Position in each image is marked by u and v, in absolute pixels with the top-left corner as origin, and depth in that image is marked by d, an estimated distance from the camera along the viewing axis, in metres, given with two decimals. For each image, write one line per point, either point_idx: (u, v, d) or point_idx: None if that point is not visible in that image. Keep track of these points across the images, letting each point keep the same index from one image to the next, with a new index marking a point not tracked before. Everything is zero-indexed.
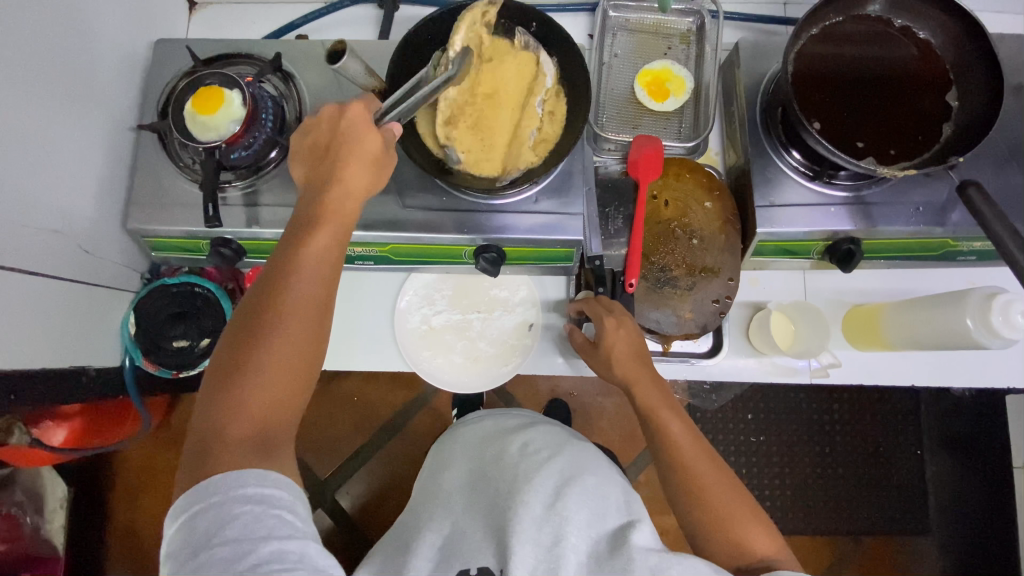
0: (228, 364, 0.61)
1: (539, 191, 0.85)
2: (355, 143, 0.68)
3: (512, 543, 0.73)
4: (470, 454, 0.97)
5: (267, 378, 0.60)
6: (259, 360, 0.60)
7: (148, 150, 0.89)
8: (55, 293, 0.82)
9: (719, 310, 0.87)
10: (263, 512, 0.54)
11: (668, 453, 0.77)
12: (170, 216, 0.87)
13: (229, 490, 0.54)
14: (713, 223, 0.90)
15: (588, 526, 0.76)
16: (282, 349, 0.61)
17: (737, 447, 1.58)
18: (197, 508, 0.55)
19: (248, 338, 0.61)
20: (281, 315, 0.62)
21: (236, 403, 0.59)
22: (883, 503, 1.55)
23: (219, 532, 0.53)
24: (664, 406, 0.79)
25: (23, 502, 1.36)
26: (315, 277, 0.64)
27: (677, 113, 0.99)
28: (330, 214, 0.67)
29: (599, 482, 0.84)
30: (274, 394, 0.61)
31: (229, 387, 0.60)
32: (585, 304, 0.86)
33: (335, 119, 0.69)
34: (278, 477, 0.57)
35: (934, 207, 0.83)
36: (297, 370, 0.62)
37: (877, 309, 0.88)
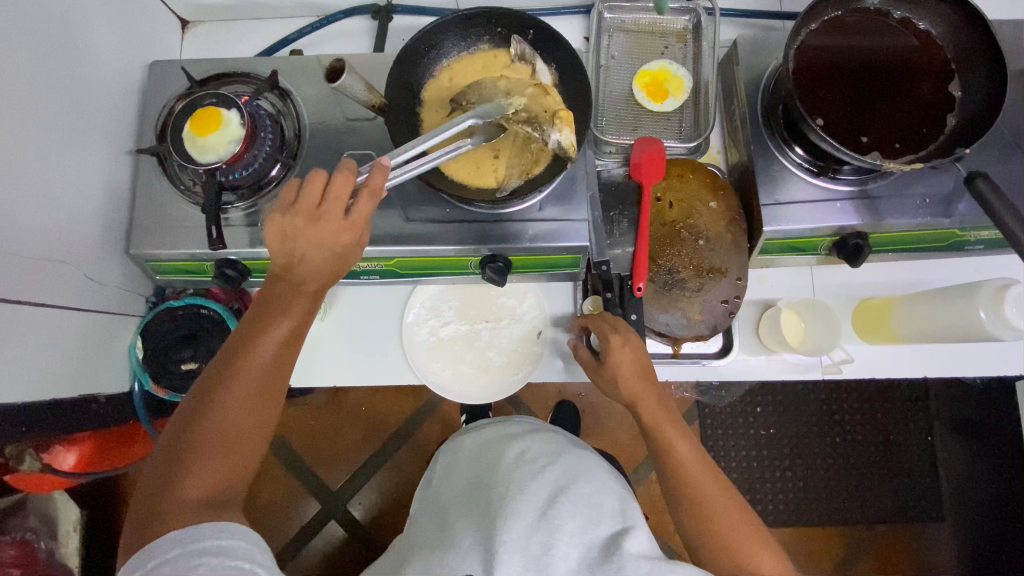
0: (186, 426, 0.63)
1: (543, 198, 0.85)
2: (332, 243, 0.67)
3: (499, 551, 0.75)
4: (469, 462, 0.97)
5: (215, 455, 0.62)
6: (210, 436, 0.62)
7: (148, 175, 0.89)
8: (61, 322, 0.82)
9: (728, 310, 0.87)
10: (220, 564, 0.55)
11: (674, 473, 0.79)
12: (173, 240, 0.87)
13: (185, 545, 0.56)
14: (719, 222, 0.89)
15: (581, 533, 0.78)
16: (238, 419, 0.64)
17: (748, 441, 1.58)
18: (150, 567, 0.55)
19: (208, 404, 0.63)
20: (241, 391, 0.64)
21: (184, 476, 0.61)
22: (895, 491, 1.56)
23: None
24: (670, 424, 0.80)
25: (37, 527, 1.36)
26: (279, 350, 0.67)
27: (677, 113, 0.99)
28: (299, 290, 0.68)
29: (594, 491, 0.85)
30: (222, 470, 0.62)
31: (186, 450, 0.62)
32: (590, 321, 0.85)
33: (329, 230, 0.66)
34: (237, 528, 0.59)
35: (940, 198, 0.83)
36: (250, 442, 0.65)
37: (889, 302, 0.88)
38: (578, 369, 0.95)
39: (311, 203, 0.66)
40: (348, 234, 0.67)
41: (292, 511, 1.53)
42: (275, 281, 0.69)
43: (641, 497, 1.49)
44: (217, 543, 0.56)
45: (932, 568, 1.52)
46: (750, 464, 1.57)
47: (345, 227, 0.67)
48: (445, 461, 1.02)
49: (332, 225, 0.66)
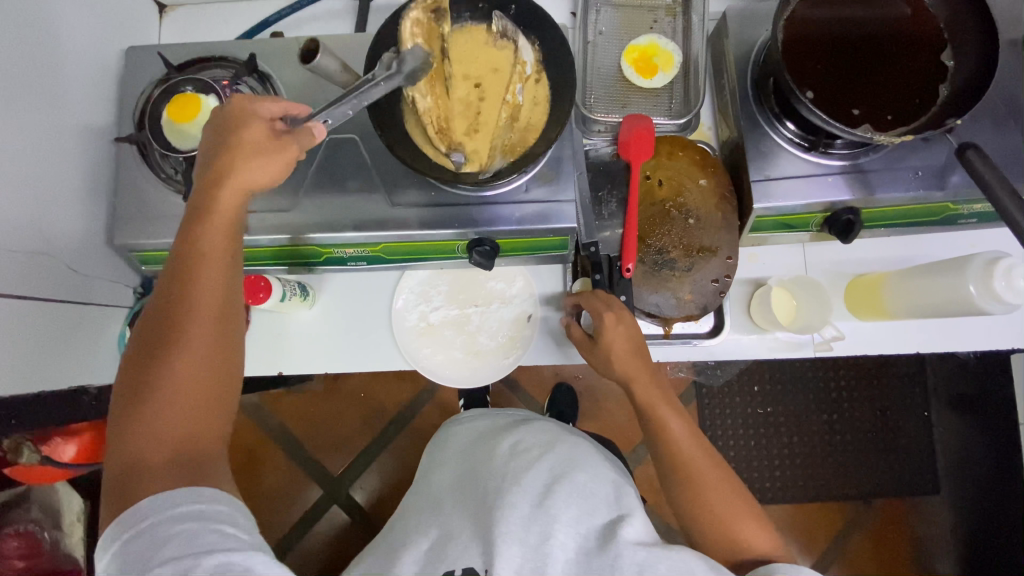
0: (132, 392, 0.61)
1: (530, 179, 0.83)
2: (236, 138, 0.67)
3: (498, 542, 0.75)
4: (463, 456, 0.97)
5: (172, 389, 0.61)
6: (164, 371, 0.61)
7: (129, 164, 0.87)
8: (46, 314, 0.81)
9: (719, 289, 0.86)
10: (201, 528, 0.56)
11: (671, 455, 0.79)
12: (157, 229, 0.86)
13: (161, 512, 0.56)
14: (709, 200, 0.88)
15: (577, 523, 0.78)
16: (182, 349, 0.62)
17: (744, 420, 1.59)
18: (129, 535, 0.55)
19: (150, 364, 0.62)
20: (181, 320, 0.63)
21: (150, 419, 0.60)
22: (891, 466, 1.57)
23: (156, 553, 0.54)
24: (665, 404, 0.81)
25: (41, 519, 1.38)
26: (214, 294, 0.65)
27: (667, 89, 0.97)
28: (223, 214, 0.67)
29: (589, 479, 0.85)
30: (185, 402, 0.61)
31: (141, 415, 0.60)
32: (586, 295, 0.85)
33: (214, 123, 0.69)
34: (214, 493, 0.59)
35: (932, 171, 0.81)
36: (202, 367, 0.63)
37: (879, 279, 0.86)
38: (570, 351, 0.95)
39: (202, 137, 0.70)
40: (237, 114, 0.68)
41: (294, 497, 1.55)
42: (195, 225, 0.66)
43: (640, 476, 1.50)
44: (190, 508, 0.56)
45: (926, 540, 1.55)
46: (747, 443, 1.58)
47: (243, 127, 0.67)
48: (439, 454, 1.02)
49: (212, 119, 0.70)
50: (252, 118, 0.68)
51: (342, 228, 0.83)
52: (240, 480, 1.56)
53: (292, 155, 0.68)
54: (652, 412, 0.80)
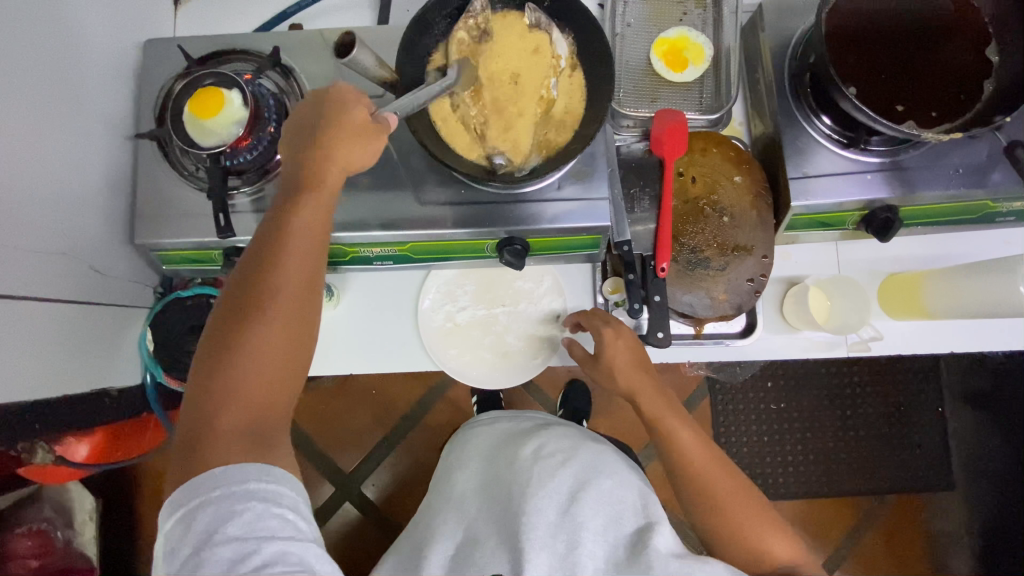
0: (214, 354, 0.61)
1: (562, 176, 0.81)
2: (337, 123, 0.65)
3: (526, 549, 0.77)
4: (485, 458, 0.96)
5: (251, 369, 0.61)
6: (243, 350, 0.60)
7: (149, 159, 0.85)
8: (66, 316, 0.79)
9: (754, 289, 0.84)
10: (266, 510, 0.55)
11: (681, 466, 0.78)
12: (179, 228, 0.84)
13: (232, 485, 0.55)
14: (744, 198, 0.86)
15: (604, 531, 0.79)
16: (266, 332, 0.61)
17: (758, 416, 1.58)
18: (195, 504, 0.55)
19: (233, 331, 0.61)
20: (266, 302, 0.62)
21: (227, 394, 0.60)
22: (905, 462, 1.57)
23: (219, 529, 0.54)
24: (671, 413, 0.80)
25: (53, 518, 1.37)
26: (299, 278, 0.64)
27: (697, 83, 0.95)
28: (310, 197, 0.65)
29: (615, 486, 0.85)
30: (262, 384, 0.61)
31: (220, 379, 0.60)
32: (582, 315, 0.87)
33: (317, 101, 0.67)
34: (281, 474, 0.58)
35: (973, 169, 0.80)
36: (283, 352, 0.62)
37: (918, 277, 0.85)
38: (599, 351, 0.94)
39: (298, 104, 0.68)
40: (337, 101, 0.66)
41: (307, 495, 1.54)
42: (285, 205, 0.64)
43: (655, 474, 1.49)
44: (260, 487, 0.56)
45: (940, 534, 1.56)
46: (762, 439, 1.57)
47: (345, 115, 0.65)
48: (459, 452, 1.01)
49: (310, 99, 0.67)
50: (356, 100, 0.65)
51: (369, 227, 0.81)
52: None
53: (378, 149, 0.66)
54: (658, 424, 0.80)
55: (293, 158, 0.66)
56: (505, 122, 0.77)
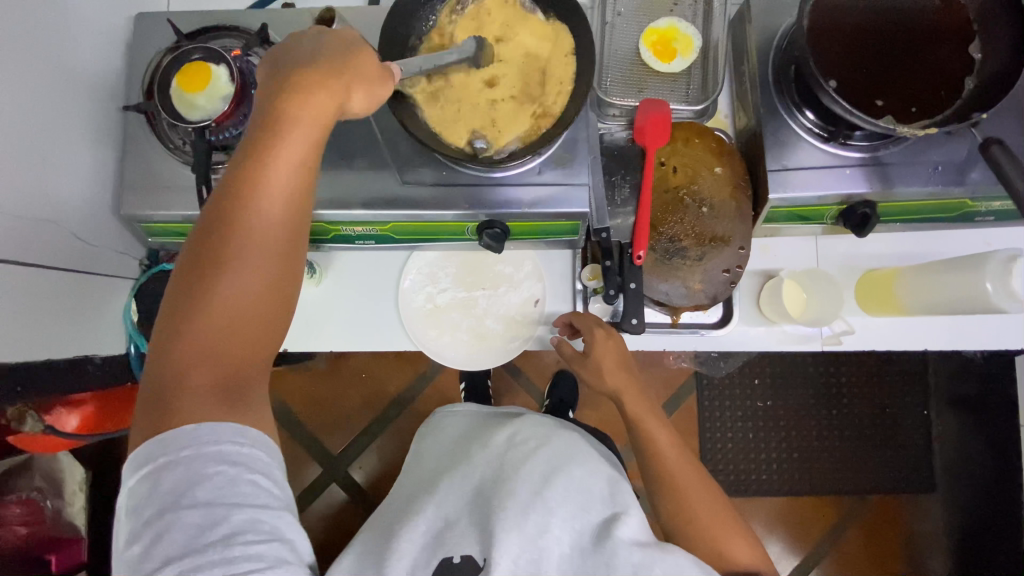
0: (185, 299, 0.58)
1: (543, 161, 0.82)
2: (339, 64, 0.62)
3: (496, 530, 0.75)
4: (458, 444, 0.99)
5: (230, 319, 0.59)
6: (222, 298, 0.58)
7: (137, 132, 0.86)
8: (49, 282, 0.81)
9: (729, 280, 0.85)
10: (236, 476, 0.56)
11: (656, 468, 0.81)
12: (163, 200, 0.85)
13: (200, 446, 0.55)
14: (724, 189, 0.86)
15: (573, 517, 0.78)
16: (248, 280, 0.59)
17: (743, 412, 1.59)
18: (162, 463, 0.55)
19: (210, 269, 0.58)
20: (250, 247, 0.59)
21: (199, 344, 0.58)
22: (887, 463, 1.58)
23: (187, 493, 0.54)
24: (651, 417, 0.84)
25: (42, 487, 1.40)
26: (283, 222, 0.61)
27: (685, 74, 0.95)
28: (299, 135, 0.61)
29: (586, 473, 0.85)
30: (241, 335, 0.60)
31: (191, 327, 0.58)
32: (575, 316, 0.89)
33: (319, 37, 0.64)
34: (256, 436, 0.59)
35: (953, 166, 0.80)
36: (264, 303, 0.61)
37: (893, 274, 0.86)
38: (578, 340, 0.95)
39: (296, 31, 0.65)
40: (342, 41, 0.63)
41: (294, 474, 1.56)
42: (269, 143, 0.60)
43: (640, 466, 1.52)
44: (231, 453, 0.56)
45: (918, 537, 1.57)
46: (746, 435, 1.58)
47: (351, 59, 0.63)
48: (432, 444, 1.04)
49: (310, 34, 0.64)
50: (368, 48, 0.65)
51: (352, 206, 0.82)
52: None
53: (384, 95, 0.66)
54: (638, 424, 0.84)
55: (275, 89, 0.61)
56: (487, 105, 0.79)
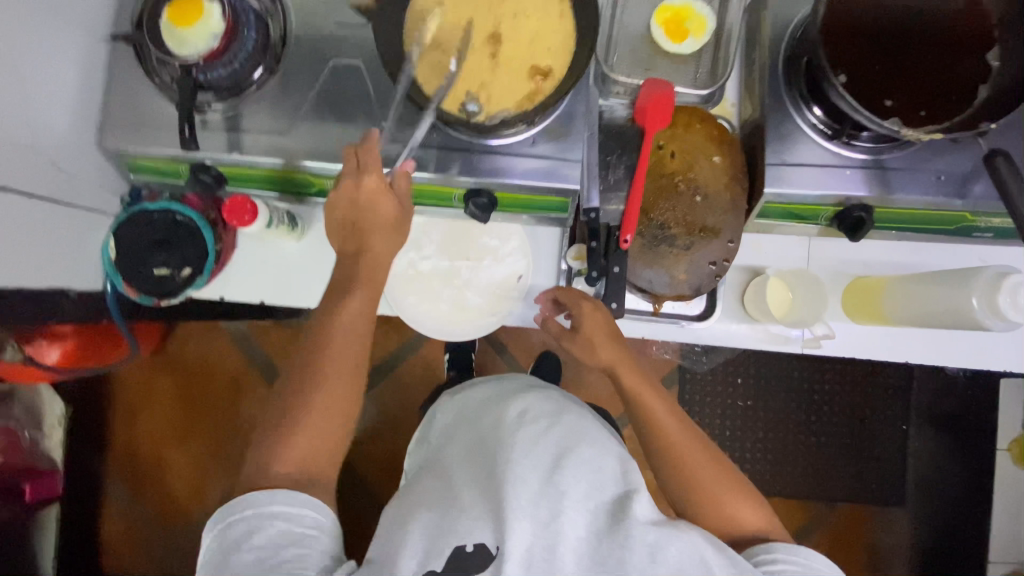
0: (276, 417, 0.74)
1: (538, 133, 0.80)
2: (372, 214, 0.76)
3: (509, 517, 0.66)
4: (470, 418, 0.91)
5: (304, 427, 0.72)
6: (299, 414, 0.73)
7: (125, 64, 0.84)
8: (27, 210, 0.79)
9: (715, 273, 0.84)
10: (287, 526, 0.65)
11: (664, 447, 0.79)
12: (148, 137, 0.83)
13: (260, 508, 0.66)
14: (720, 179, 0.83)
15: (586, 498, 0.70)
16: (319, 396, 0.74)
17: (722, 410, 1.59)
18: (230, 522, 0.66)
19: (294, 393, 0.74)
20: (321, 374, 0.74)
21: (282, 448, 0.71)
22: (859, 474, 1.58)
23: (247, 540, 0.64)
24: (648, 390, 0.81)
25: (22, 418, 1.44)
26: (345, 347, 0.76)
27: (695, 58, 0.91)
28: (356, 272, 0.77)
29: (598, 454, 0.76)
30: (312, 440, 0.72)
31: (277, 435, 0.72)
32: (562, 291, 0.86)
33: (353, 193, 0.75)
34: (307, 498, 0.68)
35: (955, 177, 0.78)
36: (333, 416, 0.74)
37: (880, 282, 0.85)
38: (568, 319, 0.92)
39: (337, 195, 0.75)
40: (371, 182, 0.74)
41: None
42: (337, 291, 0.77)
43: None
44: (285, 507, 0.66)
45: (881, 547, 1.57)
46: (722, 433, 1.58)
47: (375, 204, 0.75)
48: (449, 412, 0.97)
49: (349, 179, 0.74)
50: (387, 195, 0.76)
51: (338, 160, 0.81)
52: (219, 405, 1.58)
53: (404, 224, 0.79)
54: (641, 402, 0.80)
55: (343, 239, 0.79)
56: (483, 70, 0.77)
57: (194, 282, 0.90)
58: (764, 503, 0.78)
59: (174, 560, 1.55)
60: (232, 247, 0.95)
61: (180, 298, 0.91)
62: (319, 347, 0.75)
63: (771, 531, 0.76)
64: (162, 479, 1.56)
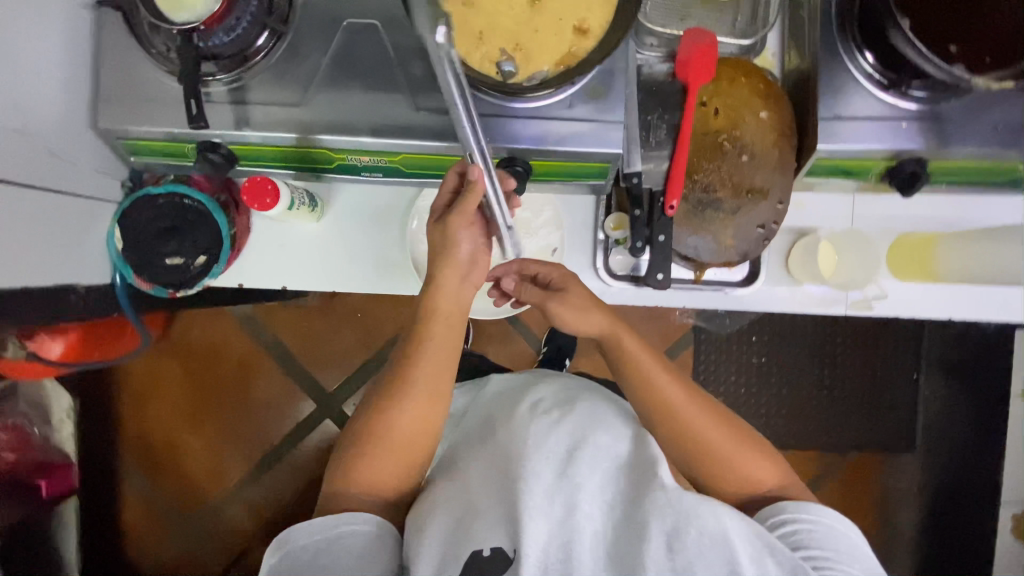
0: (363, 428, 0.72)
1: (574, 94, 0.74)
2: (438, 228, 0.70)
3: (521, 516, 0.64)
4: (483, 407, 0.89)
5: (390, 441, 0.71)
6: (386, 428, 0.71)
7: (114, 34, 0.75)
8: (21, 201, 0.73)
9: (764, 236, 0.80)
10: (354, 542, 0.66)
11: (670, 425, 0.74)
12: (146, 115, 0.76)
13: (326, 529, 0.66)
14: (768, 136, 0.78)
15: (602, 491, 0.69)
16: (409, 413, 0.71)
17: (739, 368, 1.58)
18: (296, 546, 0.66)
19: (382, 407, 0.71)
20: (412, 391, 0.71)
21: (367, 459, 0.71)
22: (871, 420, 1.58)
23: (316, 560, 0.65)
24: (651, 358, 0.76)
25: (29, 414, 1.39)
26: (434, 364, 0.72)
27: (734, 3, 0.84)
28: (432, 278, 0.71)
29: (612, 442, 0.75)
30: (396, 453, 0.71)
31: (362, 446, 0.71)
32: (524, 263, 0.83)
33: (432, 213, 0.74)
34: (369, 515, 0.68)
35: (1014, 127, 0.73)
36: (420, 434, 0.72)
37: (930, 239, 0.85)
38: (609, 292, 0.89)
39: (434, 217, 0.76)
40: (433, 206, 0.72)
41: (286, 409, 1.54)
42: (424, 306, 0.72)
43: None
44: (349, 528, 0.67)
45: (893, 492, 1.59)
46: (738, 388, 1.57)
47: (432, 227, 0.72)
48: (468, 404, 0.96)
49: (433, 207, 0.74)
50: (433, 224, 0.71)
51: (358, 133, 0.75)
52: (232, 390, 1.55)
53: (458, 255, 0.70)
54: (644, 381, 0.75)
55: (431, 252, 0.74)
56: (518, 27, 0.71)
57: (213, 268, 0.85)
58: (779, 457, 0.77)
59: (193, 543, 1.53)
60: (246, 230, 0.89)
61: (196, 288, 0.86)
62: (410, 361, 0.72)
63: (791, 488, 0.74)
64: (179, 467, 1.54)
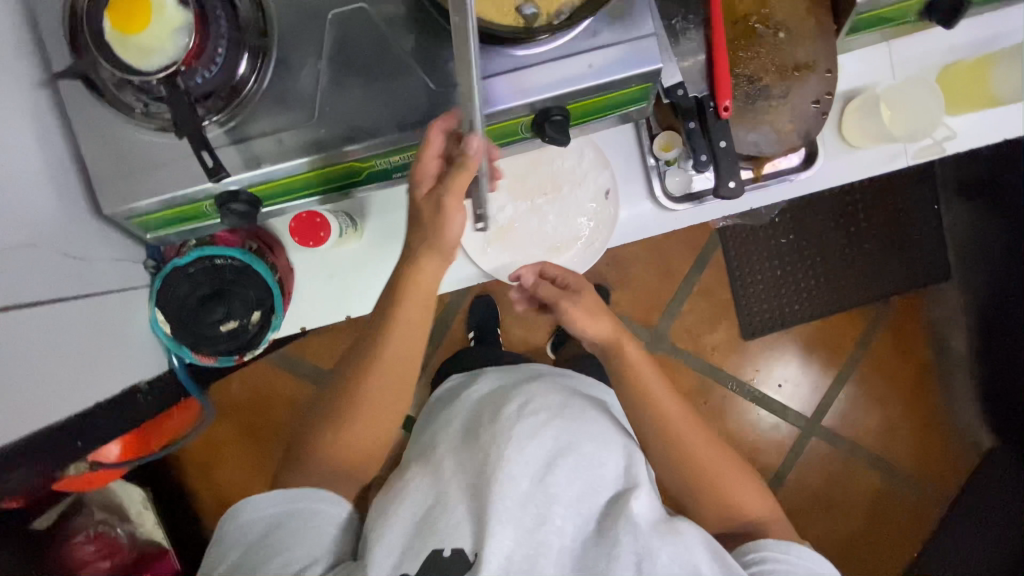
0: (335, 403, 0.78)
1: (596, 21, 0.68)
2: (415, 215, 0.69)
3: (491, 523, 0.68)
4: (465, 413, 0.88)
5: (359, 424, 0.77)
6: (358, 412, 0.77)
7: (86, 108, 0.67)
8: (60, 317, 0.67)
9: (821, 111, 0.75)
10: (308, 512, 0.71)
11: (674, 453, 0.78)
12: (151, 186, 0.68)
13: (283, 500, 0.71)
14: (798, 8, 0.74)
15: (577, 501, 0.74)
16: (376, 397, 0.77)
17: (769, 253, 1.46)
18: (248, 516, 0.71)
19: (349, 397, 0.77)
20: (380, 377, 0.76)
21: (338, 437, 0.77)
22: (906, 262, 1.46)
23: (271, 529, 0.70)
24: (647, 369, 0.78)
25: (106, 518, 1.35)
26: (398, 353, 0.76)
27: None
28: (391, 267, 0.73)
29: (597, 450, 0.78)
30: (364, 436, 0.78)
31: (333, 423, 0.77)
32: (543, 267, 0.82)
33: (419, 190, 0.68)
34: (328, 494, 0.73)
35: None
36: (386, 417, 0.78)
37: (983, 61, 0.81)
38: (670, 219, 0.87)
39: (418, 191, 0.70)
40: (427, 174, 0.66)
41: None
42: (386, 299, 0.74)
43: (679, 330, 1.48)
44: (315, 502, 0.72)
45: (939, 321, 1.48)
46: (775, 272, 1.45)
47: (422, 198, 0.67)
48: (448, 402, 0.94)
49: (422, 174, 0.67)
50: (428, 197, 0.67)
51: (385, 133, 0.69)
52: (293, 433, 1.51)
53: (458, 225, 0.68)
54: (640, 389, 0.78)
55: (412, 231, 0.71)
56: None
57: (270, 323, 0.80)
58: (769, 496, 0.81)
59: None
60: (289, 271, 0.84)
61: (261, 347, 0.81)
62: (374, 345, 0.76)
63: (770, 521, 0.79)
64: None
